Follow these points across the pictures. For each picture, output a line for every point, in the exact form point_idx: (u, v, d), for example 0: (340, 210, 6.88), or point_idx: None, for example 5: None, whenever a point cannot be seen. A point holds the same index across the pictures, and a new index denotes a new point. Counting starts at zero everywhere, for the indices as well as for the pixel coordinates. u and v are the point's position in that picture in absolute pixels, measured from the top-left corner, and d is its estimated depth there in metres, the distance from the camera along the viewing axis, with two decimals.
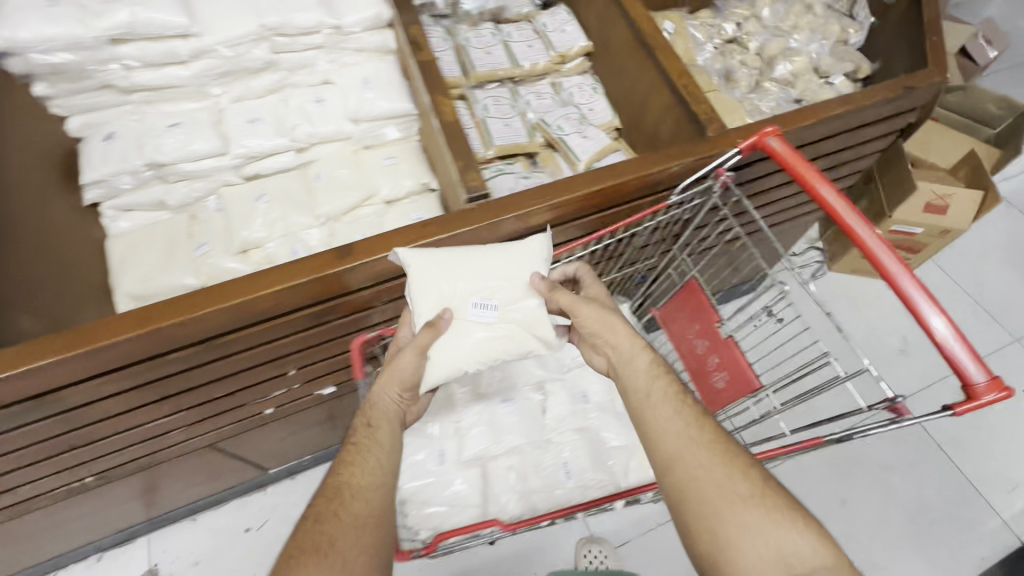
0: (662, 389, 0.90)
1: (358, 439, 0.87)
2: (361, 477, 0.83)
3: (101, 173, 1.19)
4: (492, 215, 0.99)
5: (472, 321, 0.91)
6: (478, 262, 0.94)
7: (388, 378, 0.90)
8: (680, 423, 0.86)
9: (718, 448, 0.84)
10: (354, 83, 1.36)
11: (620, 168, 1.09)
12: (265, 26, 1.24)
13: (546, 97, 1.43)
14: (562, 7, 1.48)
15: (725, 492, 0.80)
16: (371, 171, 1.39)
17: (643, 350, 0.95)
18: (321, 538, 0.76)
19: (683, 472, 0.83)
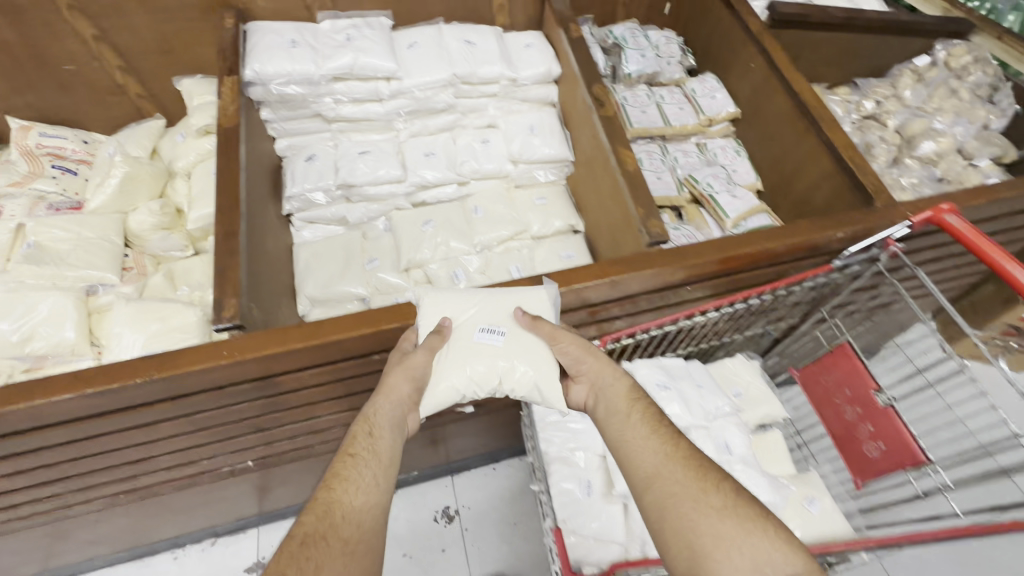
0: (641, 413, 0.85)
1: (355, 450, 0.78)
2: (352, 497, 0.74)
3: (302, 188, 1.35)
4: (671, 260, 1.04)
5: (477, 344, 0.92)
6: (492, 294, 0.98)
7: (396, 381, 0.86)
8: (662, 441, 0.81)
9: (693, 463, 0.79)
10: (519, 129, 1.49)
11: (786, 229, 1.12)
12: (456, 75, 1.40)
13: (693, 156, 1.51)
14: (711, 75, 1.59)
15: (696, 508, 0.74)
16: (523, 209, 1.50)
17: (625, 377, 0.90)
18: (304, 565, 0.66)
19: (659, 491, 0.76)
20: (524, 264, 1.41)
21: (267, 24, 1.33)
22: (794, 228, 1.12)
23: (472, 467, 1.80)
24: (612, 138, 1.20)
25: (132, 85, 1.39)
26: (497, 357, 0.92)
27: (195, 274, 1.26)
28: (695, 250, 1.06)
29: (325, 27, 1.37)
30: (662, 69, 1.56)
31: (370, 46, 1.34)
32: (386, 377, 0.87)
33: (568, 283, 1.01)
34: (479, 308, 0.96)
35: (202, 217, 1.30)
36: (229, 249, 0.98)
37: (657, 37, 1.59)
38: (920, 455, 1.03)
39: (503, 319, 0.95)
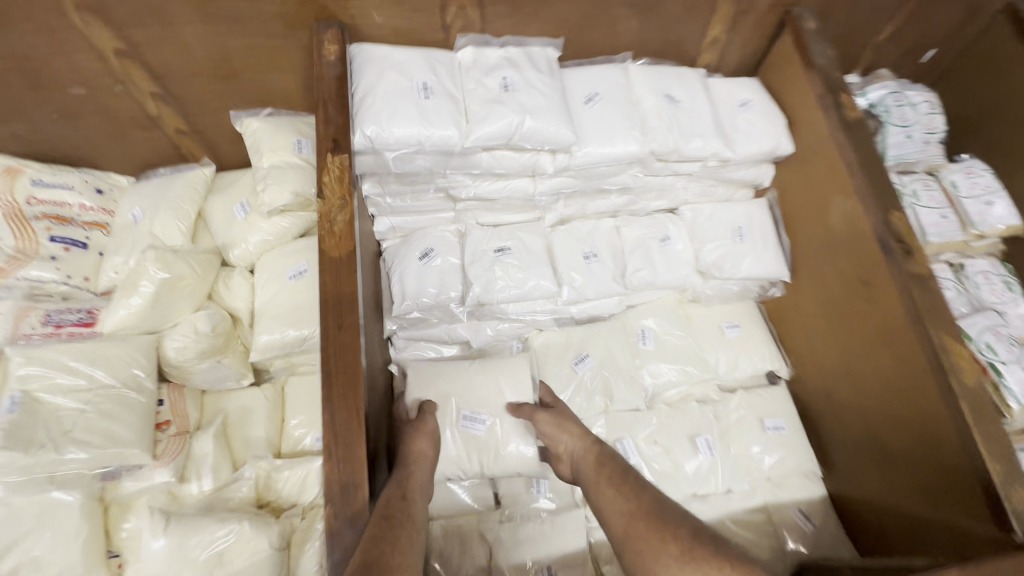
0: (608, 472, 0.76)
1: (390, 511, 0.60)
2: (389, 555, 0.54)
3: (417, 304, 0.92)
4: None
5: (457, 434, 0.87)
6: (470, 375, 0.92)
7: (420, 446, 0.77)
8: (624, 499, 0.70)
9: (646, 517, 0.67)
10: (719, 228, 1.05)
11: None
12: (651, 151, 0.94)
13: (949, 287, 1.06)
14: (982, 164, 1.12)
15: (654, 565, 0.62)
16: (706, 339, 1.08)
17: (592, 446, 0.81)
18: None
19: (630, 558, 0.64)
20: (714, 435, 1.00)
21: (385, 52, 0.86)
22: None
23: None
24: (931, 315, 0.77)
25: (169, 118, 0.94)
26: (481, 448, 0.87)
27: (255, 422, 0.89)
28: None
29: (466, 59, 0.90)
30: (921, 155, 1.09)
31: (538, 102, 0.87)
32: (407, 445, 0.77)
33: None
34: (463, 391, 0.90)
35: (271, 344, 0.87)
36: (351, 512, 0.59)
37: (918, 99, 1.10)
38: None
39: (483, 403, 0.90)
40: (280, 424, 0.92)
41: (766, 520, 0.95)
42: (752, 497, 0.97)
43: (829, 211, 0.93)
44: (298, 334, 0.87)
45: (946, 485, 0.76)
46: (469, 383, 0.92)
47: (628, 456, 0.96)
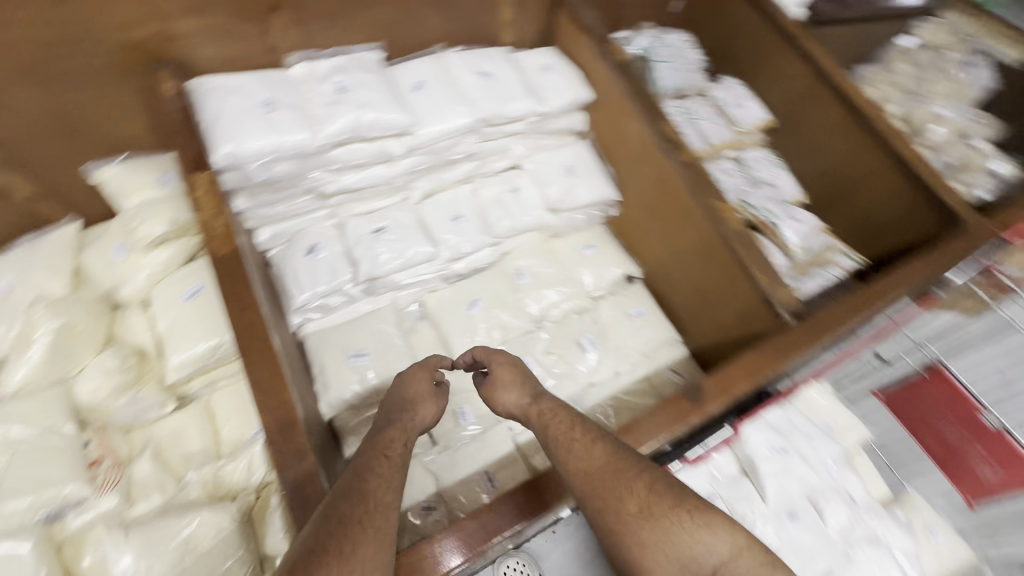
0: (559, 428, 0.83)
1: (391, 453, 0.75)
2: (382, 491, 0.68)
3: (315, 293, 1.03)
4: (810, 337, 0.91)
5: (348, 371, 1.02)
6: (347, 326, 1.09)
7: (418, 381, 0.90)
8: (580, 458, 0.78)
9: (605, 471, 0.76)
10: (554, 170, 1.27)
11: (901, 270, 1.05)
12: (479, 119, 1.13)
13: (735, 175, 1.37)
14: (735, 81, 1.46)
15: (613, 505, 0.73)
16: (570, 262, 1.29)
17: (533, 405, 0.89)
18: (332, 550, 0.59)
19: (588, 498, 0.76)
20: (594, 332, 1.21)
21: (221, 80, 0.96)
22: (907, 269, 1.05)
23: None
24: (705, 190, 1.04)
25: (19, 185, 0.96)
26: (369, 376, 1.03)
27: (190, 439, 0.93)
28: (841, 317, 0.94)
29: (301, 74, 1.03)
30: (689, 80, 1.40)
31: (372, 97, 1.02)
32: (406, 387, 0.89)
33: (724, 394, 0.86)
34: (349, 337, 1.07)
35: (185, 363, 0.94)
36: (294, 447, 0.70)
37: (676, 40, 1.43)
38: None
39: (369, 344, 1.07)
40: (215, 436, 0.95)
41: (647, 386, 1.18)
42: (636, 371, 1.18)
43: (625, 130, 1.19)
44: (207, 346, 0.94)
45: (739, 307, 1.04)
46: (376, 344, 1.07)
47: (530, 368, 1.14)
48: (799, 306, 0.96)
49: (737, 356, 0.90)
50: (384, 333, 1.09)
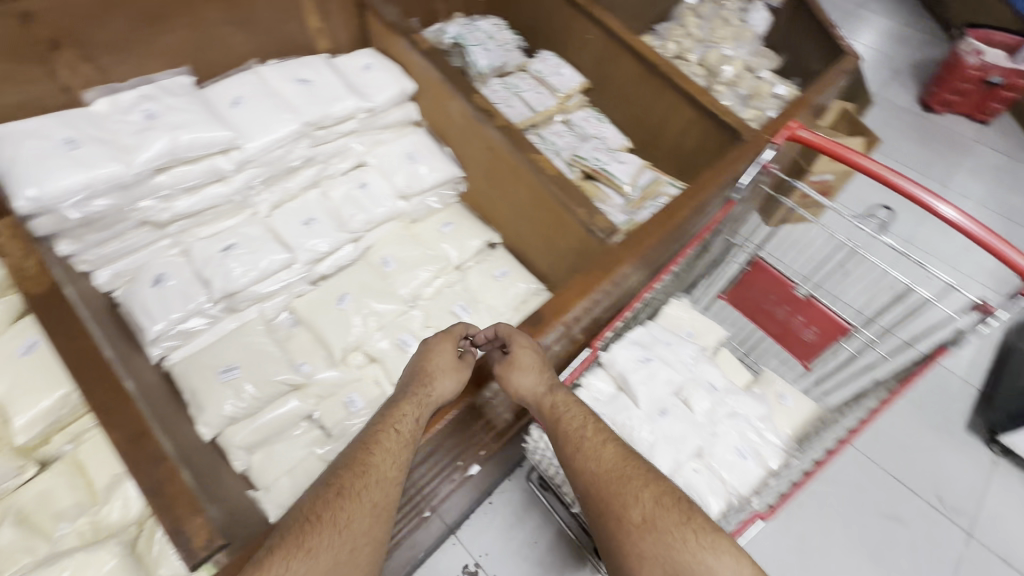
0: (585, 433, 0.93)
1: (400, 429, 0.87)
2: (387, 465, 0.83)
3: (169, 321, 1.03)
4: (629, 252, 1.06)
5: (222, 388, 1.03)
6: (214, 346, 1.08)
7: (440, 359, 0.98)
8: (595, 463, 0.90)
9: (614, 479, 0.88)
10: (396, 160, 1.34)
11: (701, 179, 1.23)
12: (306, 123, 1.18)
13: (565, 134, 1.53)
14: (548, 53, 1.62)
15: (620, 512, 0.85)
16: (433, 241, 1.37)
17: (548, 396, 0.98)
18: (338, 517, 0.76)
19: (595, 502, 0.88)
20: (465, 299, 1.30)
21: (11, 126, 0.93)
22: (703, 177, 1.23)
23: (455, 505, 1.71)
24: (521, 147, 1.16)
25: None
26: (245, 387, 1.04)
27: (61, 495, 0.88)
28: (652, 230, 1.10)
29: (103, 108, 1.01)
30: (506, 58, 1.54)
31: (185, 118, 1.03)
32: (429, 359, 0.98)
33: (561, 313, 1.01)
34: (217, 356, 1.07)
35: (34, 421, 0.90)
36: (147, 456, 0.73)
37: (486, 25, 1.56)
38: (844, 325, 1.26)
39: (240, 358, 1.07)
40: (87, 488, 0.90)
41: None
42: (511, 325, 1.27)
43: (449, 107, 1.28)
44: (54, 398, 0.91)
45: (575, 241, 1.16)
46: (248, 357, 1.08)
47: (410, 345, 1.20)
48: (616, 229, 1.11)
49: (567, 285, 1.03)
50: (256, 345, 1.10)
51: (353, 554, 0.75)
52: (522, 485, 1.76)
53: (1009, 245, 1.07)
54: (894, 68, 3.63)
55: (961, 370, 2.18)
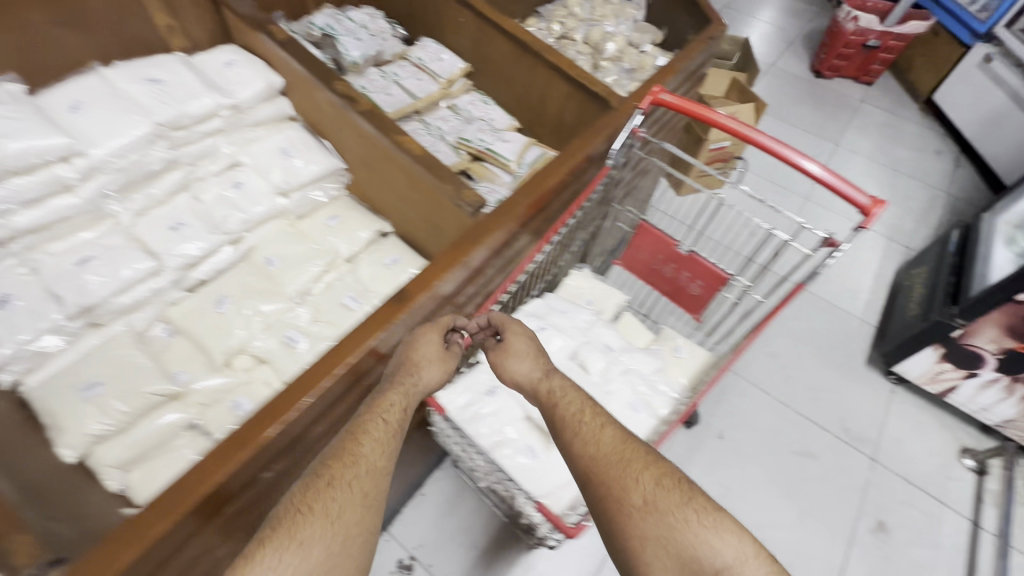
0: (587, 417, 0.95)
1: (387, 417, 0.87)
2: (376, 454, 0.82)
3: (18, 342, 0.98)
4: (496, 224, 1.09)
5: (86, 406, 0.98)
6: (75, 365, 1.02)
7: (428, 343, 1.00)
8: (598, 448, 0.90)
9: (611, 463, 0.88)
10: (269, 157, 1.31)
11: (565, 153, 1.29)
12: (159, 124, 1.15)
13: (451, 119, 1.54)
14: (428, 39, 1.62)
15: (622, 495, 0.85)
16: (319, 236, 1.35)
17: (542, 381, 1.03)
18: (328, 505, 0.74)
19: (598, 488, 0.87)
20: (356, 290, 1.29)
21: None
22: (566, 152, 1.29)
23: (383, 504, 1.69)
24: (385, 129, 1.15)
25: None
26: (111, 402, 1.00)
27: None
28: (513, 205, 1.15)
29: None
30: (381, 46, 1.52)
31: (14, 126, 1.00)
32: (413, 344, 0.99)
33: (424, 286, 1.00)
34: (78, 373, 1.02)
35: None
36: None
37: (359, 16, 1.55)
38: (722, 273, 1.33)
39: (105, 374, 1.02)
40: None
41: None
42: None
43: (313, 95, 1.25)
44: None
45: (448, 219, 1.18)
46: (115, 371, 1.03)
47: (297, 340, 1.17)
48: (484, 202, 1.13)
49: (432, 262, 1.04)
50: (122, 359, 1.05)
51: (337, 540, 0.72)
52: (452, 473, 1.76)
53: (852, 185, 1.15)
54: (787, 39, 3.85)
55: (857, 311, 2.36)
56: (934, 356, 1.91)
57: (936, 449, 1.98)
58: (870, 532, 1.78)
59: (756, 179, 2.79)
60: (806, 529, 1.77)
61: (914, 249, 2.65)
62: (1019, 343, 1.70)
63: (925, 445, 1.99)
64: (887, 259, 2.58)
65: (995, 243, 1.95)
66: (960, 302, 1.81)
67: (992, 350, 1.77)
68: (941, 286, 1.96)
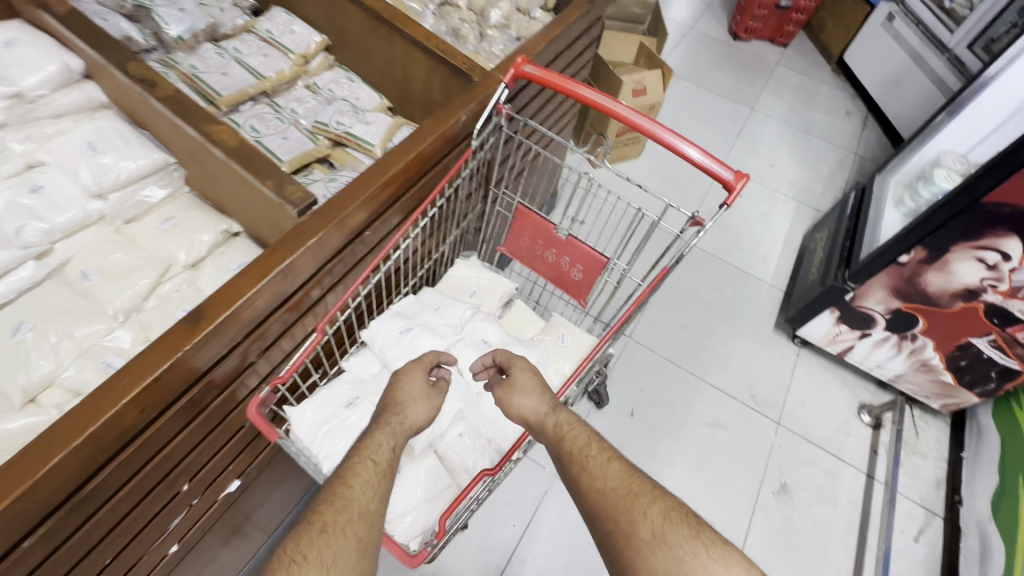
0: (591, 449, 0.93)
1: (376, 457, 0.88)
2: (369, 497, 0.83)
3: None
4: (327, 221, 0.98)
5: None
6: None
7: (412, 382, 1.02)
8: (603, 481, 0.88)
9: (615, 496, 0.85)
10: (73, 155, 1.13)
11: (418, 135, 1.17)
12: None
13: (308, 100, 1.39)
14: (278, 10, 1.45)
15: (629, 530, 0.82)
16: (149, 242, 1.18)
17: (549, 415, 1.00)
18: (326, 551, 0.74)
19: (608, 524, 0.84)
20: (194, 301, 1.15)
21: None
22: (415, 136, 1.17)
23: (277, 521, 1.58)
24: (191, 118, 1.00)
25: None
26: None
27: None
28: (348, 199, 1.03)
29: None
30: (211, 19, 1.35)
31: None
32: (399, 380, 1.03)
33: (231, 304, 0.86)
34: None
35: None
36: None
37: None
38: (601, 257, 1.27)
39: None
40: None
41: None
42: None
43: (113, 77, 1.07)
44: None
45: (277, 218, 1.03)
46: None
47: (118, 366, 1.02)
48: (313, 199, 1.00)
49: (245, 269, 0.90)
50: None
51: None
52: None
53: (719, 160, 1.10)
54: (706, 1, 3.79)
55: (767, 278, 2.39)
56: (831, 319, 1.95)
57: (837, 408, 2.05)
58: (774, 495, 1.83)
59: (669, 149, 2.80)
60: (713, 499, 1.80)
61: (823, 212, 2.70)
62: (903, 303, 1.75)
63: (827, 405, 2.05)
64: (796, 224, 2.62)
65: (886, 204, 2.00)
66: (851, 266, 1.85)
67: (881, 311, 1.83)
68: (837, 251, 1.99)
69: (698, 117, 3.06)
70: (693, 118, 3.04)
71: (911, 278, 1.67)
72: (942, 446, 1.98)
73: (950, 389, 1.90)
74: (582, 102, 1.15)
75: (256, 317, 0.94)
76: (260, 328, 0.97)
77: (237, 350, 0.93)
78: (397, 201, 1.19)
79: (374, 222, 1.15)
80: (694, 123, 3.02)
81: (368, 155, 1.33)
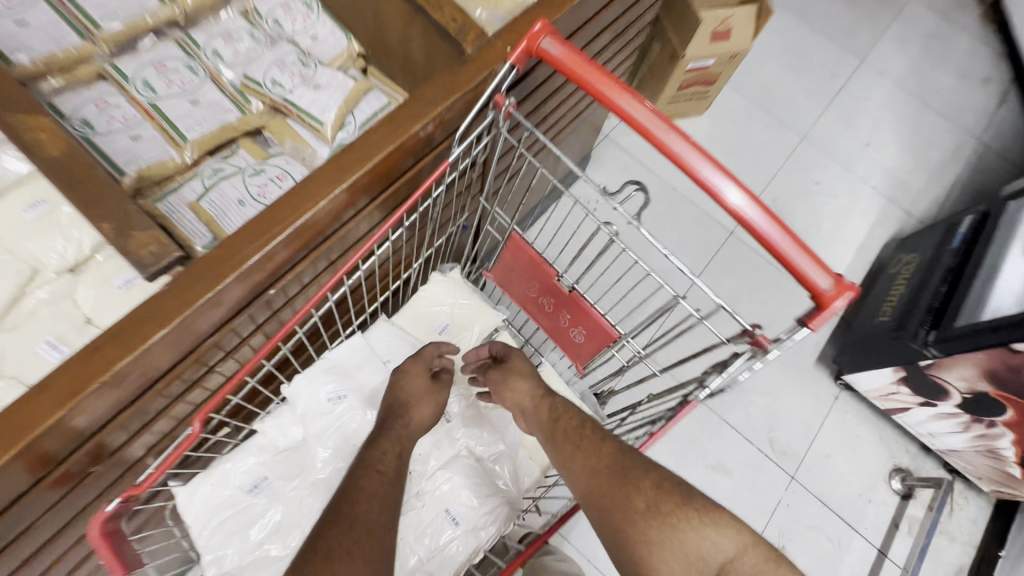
0: (578, 429, 0.86)
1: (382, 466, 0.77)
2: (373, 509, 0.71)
3: None
4: (192, 296, 0.68)
5: None
6: None
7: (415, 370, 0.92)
8: (595, 458, 0.82)
9: (612, 473, 0.80)
10: None
11: (368, 138, 0.79)
12: None
13: (241, 37, 0.98)
14: None
15: (626, 500, 0.77)
16: (6, 235, 0.88)
17: (547, 399, 0.92)
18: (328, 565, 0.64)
19: (601, 500, 0.78)
20: (64, 329, 0.87)
21: None
22: (370, 135, 0.79)
23: None
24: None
25: None
26: None
27: None
28: (236, 251, 0.70)
29: None
30: None
31: None
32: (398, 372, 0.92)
33: (21, 439, 0.60)
34: None
35: None
36: None
37: None
38: (613, 332, 0.93)
39: None
40: None
41: None
42: None
43: None
44: None
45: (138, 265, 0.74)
46: None
47: None
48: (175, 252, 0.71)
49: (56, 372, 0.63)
50: None
51: None
52: None
53: (818, 256, 0.70)
54: None
55: None
56: (892, 378, 1.60)
57: (866, 468, 1.77)
58: None
59: (741, 111, 2.26)
60: None
61: (915, 216, 2.19)
62: (994, 389, 1.38)
63: (855, 462, 1.77)
64: (878, 229, 2.13)
65: (1012, 249, 1.53)
66: (940, 329, 1.45)
67: (961, 388, 1.46)
68: (926, 296, 1.58)
69: (792, 64, 2.41)
70: (785, 66, 2.40)
71: (1021, 369, 1.29)
72: (976, 528, 1.73)
73: (1011, 481, 1.58)
74: (599, 104, 0.74)
75: (111, 406, 0.69)
76: (113, 421, 0.73)
77: (92, 441, 0.71)
78: (346, 223, 0.85)
79: (303, 256, 0.83)
80: (785, 72, 2.39)
81: (314, 137, 0.95)
